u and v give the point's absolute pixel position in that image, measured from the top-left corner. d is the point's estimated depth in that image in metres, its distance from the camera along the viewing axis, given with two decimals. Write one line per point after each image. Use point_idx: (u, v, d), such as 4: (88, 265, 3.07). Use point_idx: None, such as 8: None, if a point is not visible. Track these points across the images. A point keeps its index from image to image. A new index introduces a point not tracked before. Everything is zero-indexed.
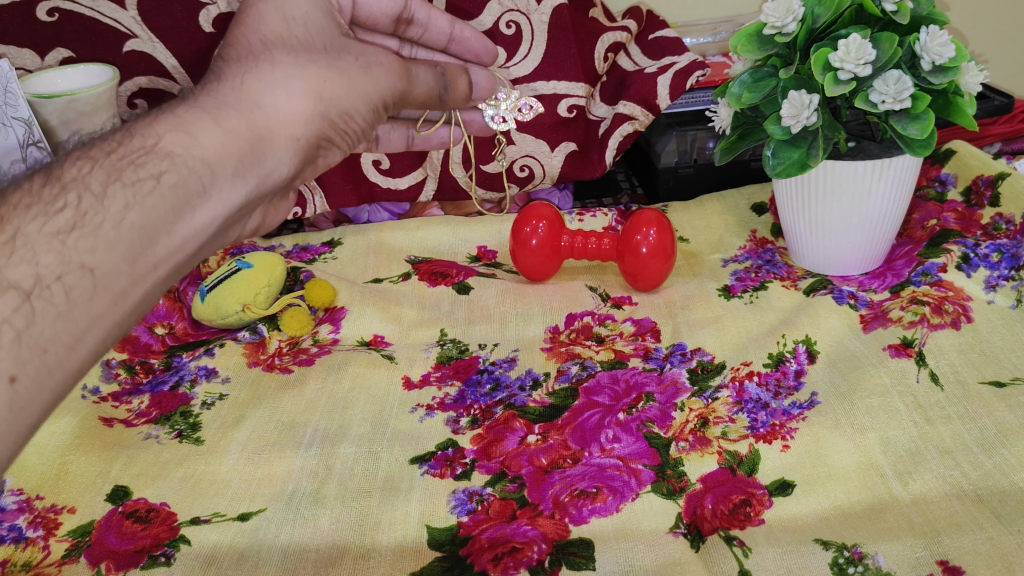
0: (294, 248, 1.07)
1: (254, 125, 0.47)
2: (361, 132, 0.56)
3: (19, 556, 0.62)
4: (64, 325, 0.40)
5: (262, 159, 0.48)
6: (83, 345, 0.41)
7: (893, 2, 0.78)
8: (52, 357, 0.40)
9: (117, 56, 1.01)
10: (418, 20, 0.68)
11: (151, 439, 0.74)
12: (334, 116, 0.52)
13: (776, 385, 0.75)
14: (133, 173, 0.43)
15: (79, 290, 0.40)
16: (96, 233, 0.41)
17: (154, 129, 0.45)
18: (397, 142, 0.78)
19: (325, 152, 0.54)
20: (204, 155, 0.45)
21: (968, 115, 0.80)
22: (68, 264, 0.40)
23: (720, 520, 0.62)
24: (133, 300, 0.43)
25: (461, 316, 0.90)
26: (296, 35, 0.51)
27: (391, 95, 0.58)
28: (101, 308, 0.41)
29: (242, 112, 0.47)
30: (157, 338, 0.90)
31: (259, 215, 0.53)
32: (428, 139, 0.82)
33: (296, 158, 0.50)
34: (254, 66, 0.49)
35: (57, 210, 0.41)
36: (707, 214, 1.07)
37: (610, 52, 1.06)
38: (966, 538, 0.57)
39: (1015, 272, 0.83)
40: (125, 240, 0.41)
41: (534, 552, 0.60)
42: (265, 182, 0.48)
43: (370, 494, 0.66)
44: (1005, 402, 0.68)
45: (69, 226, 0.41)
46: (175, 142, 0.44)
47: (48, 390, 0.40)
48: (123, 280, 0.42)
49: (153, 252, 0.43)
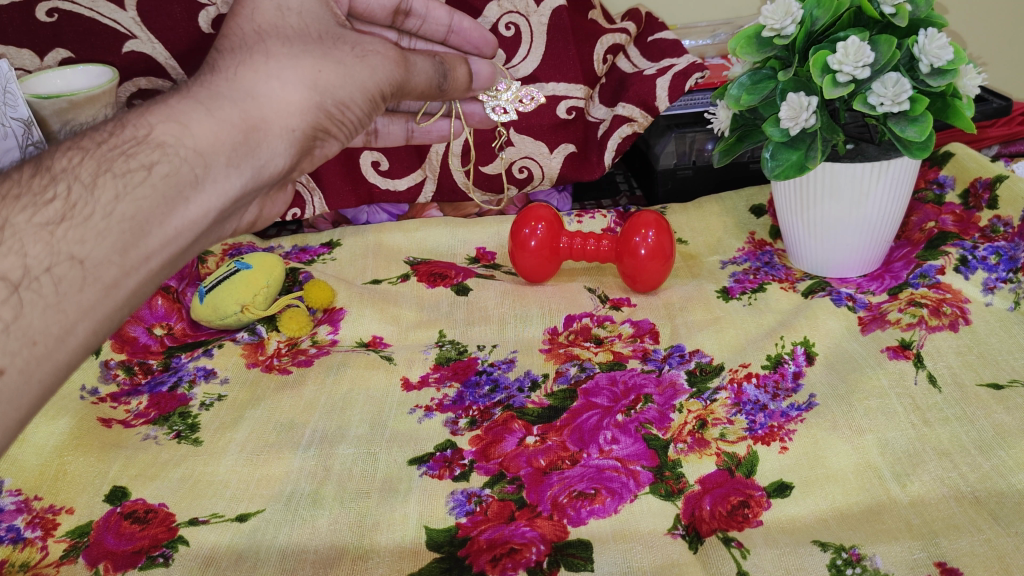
0: (293, 249, 1.07)
1: (248, 115, 0.46)
2: (360, 122, 0.55)
3: (17, 557, 0.62)
4: (54, 316, 0.40)
5: (257, 149, 0.47)
6: (74, 337, 0.41)
7: (891, 5, 0.78)
8: (42, 350, 0.40)
9: (117, 57, 1.01)
10: (416, 12, 0.69)
11: (151, 439, 0.74)
12: (332, 107, 0.51)
13: (774, 387, 0.76)
14: (125, 162, 0.42)
15: (68, 282, 0.40)
16: (85, 223, 0.40)
17: (147, 119, 0.44)
18: (396, 135, 0.78)
19: (323, 144, 0.53)
20: (197, 145, 0.44)
21: (966, 118, 0.80)
22: (56, 255, 0.40)
23: (719, 520, 0.62)
24: (126, 292, 0.42)
25: (459, 317, 0.91)
26: (290, 25, 0.51)
27: (390, 86, 0.56)
28: (92, 300, 0.41)
29: (236, 103, 0.46)
30: (156, 338, 0.90)
31: (257, 207, 0.52)
32: (428, 132, 0.81)
33: (292, 149, 0.49)
34: (248, 56, 0.48)
35: (47, 202, 0.41)
36: (706, 216, 1.07)
37: (608, 53, 1.07)
38: (964, 539, 0.58)
39: (1013, 275, 0.83)
40: (116, 231, 0.41)
41: (532, 553, 0.60)
42: (261, 173, 0.47)
43: (369, 495, 0.66)
44: (1003, 403, 0.68)
45: (58, 216, 0.40)
46: (167, 132, 0.44)
47: (36, 382, 0.40)
48: (114, 271, 0.41)
49: (145, 243, 0.42)
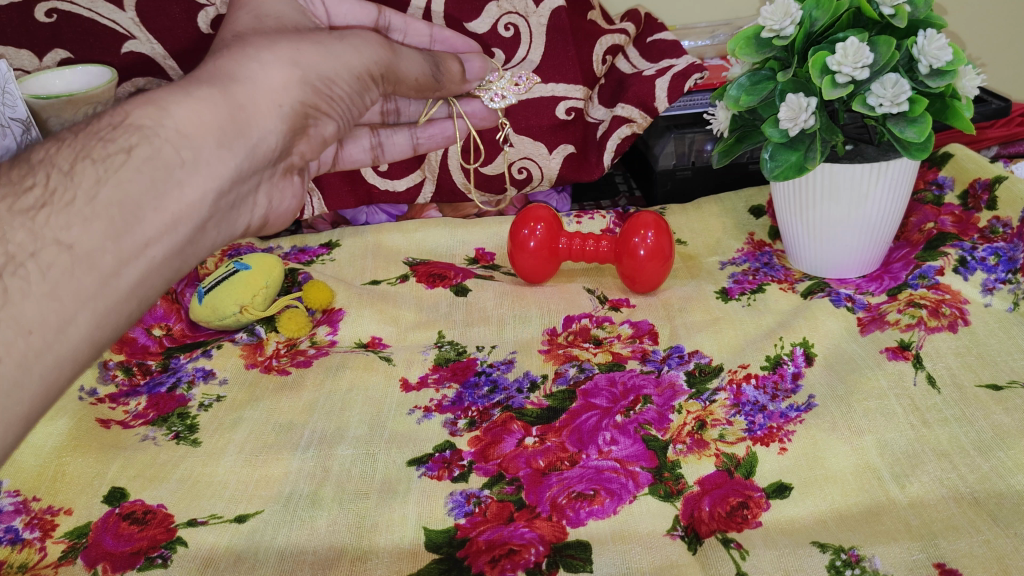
0: (292, 250, 1.07)
1: (230, 95, 0.47)
2: (352, 102, 0.56)
3: (16, 558, 0.62)
4: (49, 305, 0.40)
5: (247, 129, 0.47)
6: (73, 328, 0.41)
7: (891, 5, 0.77)
8: (39, 340, 0.40)
9: (115, 57, 1.00)
10: (395, 27, 0.74)
11: (149, 441, 0.74)
12: (320, 83, 0.52)
13: (773, 388, 0.76)
14: (107, 148, 0.42)
15: (58, 268, 0.40)
16: (67, 208, 0.40)
17: (124, 108, 0.44)
18: (401, 144, 0.78)
19: (317, 123, 0.54)
20: (178, 126, 0.44)
21: (965, 119, 0.80)
22: (41, 241, 0.40)
23: (718, 522, 0.62)
24: (125, 282, 0.42)
25: (458, 318, 0.91)
26: (268, 27, 0.54)
27: (377, 66, 0.57)
28: (89, 288, 0.41)
29: (216, 85, 0.47)
30: (155, 339, 0.90)
31: (266, 198, 0.52)
32: (434, 137, 0.81)
33: (282, 125, 0.50)
34: (231, 50, 0.49)
35: (26, 190, 0.41)
36: (705, 217, 1.07)
37: (607, 55, 1.07)
38: (964, 540, 0.58)
39: (1012, 276, 0.83)
40: (105, 217, 0.41)
41: (531, 554, 0.60)
42: (255, 152, 0.48)
43: (367, 496, 0.66)
44: (1003, 404, 0.68)
45: (38, 204, 0.40)
46: (145, 115, 0.44)
47: (36, 374, 0.40)
48: (110, 258, 0.41)
49: (140, 229, 0.42)
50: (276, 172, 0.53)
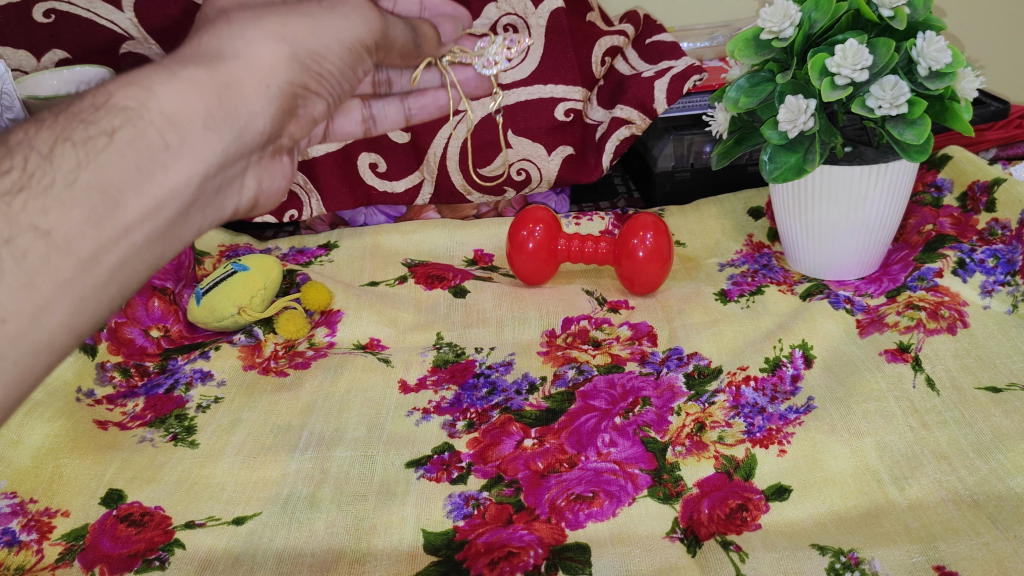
0: (290, 251, 1.06)
1: (217, 76, 0.43)
2: (344, 78, 0.51)
3: (13, 560, 0.61)
4: (24, 294, 0.38)
5: (235, 111, 0.44)
6: (49, 316, 0.39)
7: (889, 7, 0.78)
8: (13, 328, 0.38)
9: (114, 58, 1.01)
10: None
11: (146, 442, 0.74)
12: (310, 52, 0.47)
13: (773, 390, 0.76)
14: (87, 130, 0.40)
15: (33, 256, 0.38)
16: (45, 194, 0.38)
17: (107, 89, 0.41)
18: (393, 117, 0.68)
19: (307, 103, 0.49)
20: (164, 108, 0.41)
21: (964, 121, 0.80)
22: (17, 228, 0.38)
23: (717, 524, 0.62)
24: (105, 269, 0.40)
25: (457, 320, 0.90)
26: None
27: (371, 39, 0.51)
28: (67, 275, 0.39)
29: (202, 65, 0.43)
30: (152, 340, 0.89)
31: (257, 182, 0.48)
32: (424, 105, 0.69)
33: (272, 107, 0.46)
34: (216, 26, 0.45)
35: (4, 172, 0.38)
36: (703, 218, 1.08)
37: (605, 56, 1.07)
38: (963, 543, 0.57)
39: (1011, 278, 0.83)
40: (84, 203, 0.39)
41: (530, 556, 0.60)
42: (244, 136, 0.44)
43: (365, 498, 0.66)
44: (1001, 406, 0.68)
45: (16, 187, 0.38)
46: (129, 96, 0.41)
47: (11, 360, 0.39)
48: (89, 245, 0.39)
49: (121, 216, 0.40)
50: (268, 154, 0.48)
